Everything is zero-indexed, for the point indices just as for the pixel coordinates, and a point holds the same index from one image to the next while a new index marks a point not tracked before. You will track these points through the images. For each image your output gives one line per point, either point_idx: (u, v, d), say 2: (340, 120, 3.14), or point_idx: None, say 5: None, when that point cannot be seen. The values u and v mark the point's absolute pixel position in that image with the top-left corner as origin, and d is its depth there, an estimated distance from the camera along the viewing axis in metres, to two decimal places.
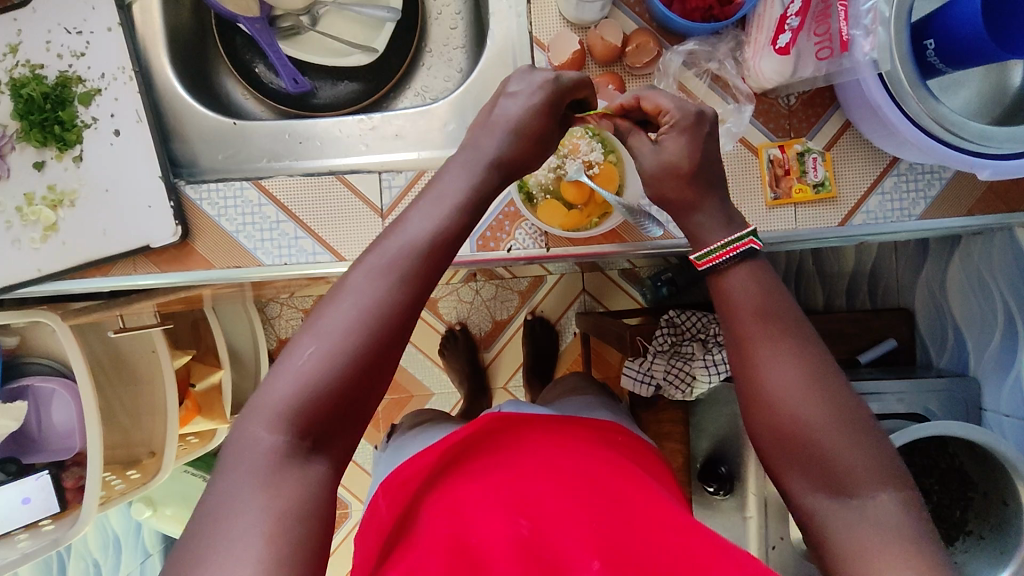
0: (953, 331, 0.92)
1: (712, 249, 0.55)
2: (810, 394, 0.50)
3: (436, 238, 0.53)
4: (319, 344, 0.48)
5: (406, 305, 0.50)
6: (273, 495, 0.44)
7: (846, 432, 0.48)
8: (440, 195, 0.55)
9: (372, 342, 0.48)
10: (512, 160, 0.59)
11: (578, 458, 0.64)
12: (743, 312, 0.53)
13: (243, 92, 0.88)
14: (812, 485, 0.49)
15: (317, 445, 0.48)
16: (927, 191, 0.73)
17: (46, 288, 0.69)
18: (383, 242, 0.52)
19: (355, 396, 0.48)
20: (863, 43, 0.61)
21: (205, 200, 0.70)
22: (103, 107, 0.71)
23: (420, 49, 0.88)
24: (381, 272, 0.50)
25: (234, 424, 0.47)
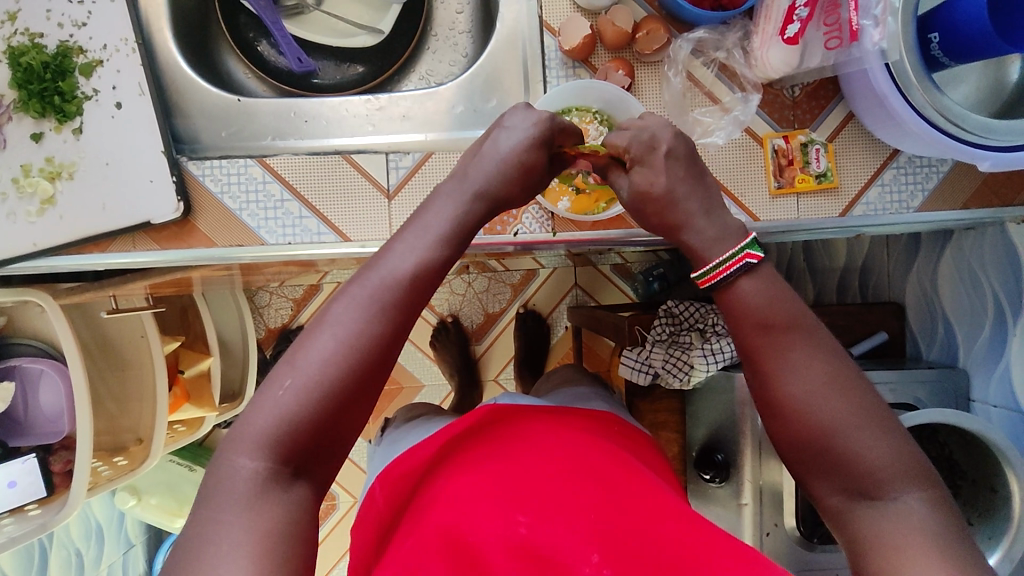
0: (942, 324, 0.94)
1: (705, 270, 0.55)
2: (830, 399, 0.49)
3: (420, 272, 0.51)
4: (296, 378, 0.46)
5: (387, 336, 0.49)
6: (257, 516, 0.43)
7: (870, 434, 0.48)
8: (425, 228, 0.54)
9: (350, 374, 0.47)
10: (498, 193, 0.59)
11: (577, 441, 0.62)
12: (754, 307, 0.53)
13: (245, 71, 0.86)
14: (835, 487, 0.49)
15: (299, 471, 0.46)
16: (925, 183, 0.75)
17: (42, 262, 0.68)
18: (364, 274, 0.51)
19: (338, 425, 0.47)
20: (872, 33, 0.63)
21: (209, 176, 0.69)
22: (105, 78, 0.69)
23: (425, 33, 0.88)
24: (362, 303, 0.49)
25: (215, 454, 0.46)
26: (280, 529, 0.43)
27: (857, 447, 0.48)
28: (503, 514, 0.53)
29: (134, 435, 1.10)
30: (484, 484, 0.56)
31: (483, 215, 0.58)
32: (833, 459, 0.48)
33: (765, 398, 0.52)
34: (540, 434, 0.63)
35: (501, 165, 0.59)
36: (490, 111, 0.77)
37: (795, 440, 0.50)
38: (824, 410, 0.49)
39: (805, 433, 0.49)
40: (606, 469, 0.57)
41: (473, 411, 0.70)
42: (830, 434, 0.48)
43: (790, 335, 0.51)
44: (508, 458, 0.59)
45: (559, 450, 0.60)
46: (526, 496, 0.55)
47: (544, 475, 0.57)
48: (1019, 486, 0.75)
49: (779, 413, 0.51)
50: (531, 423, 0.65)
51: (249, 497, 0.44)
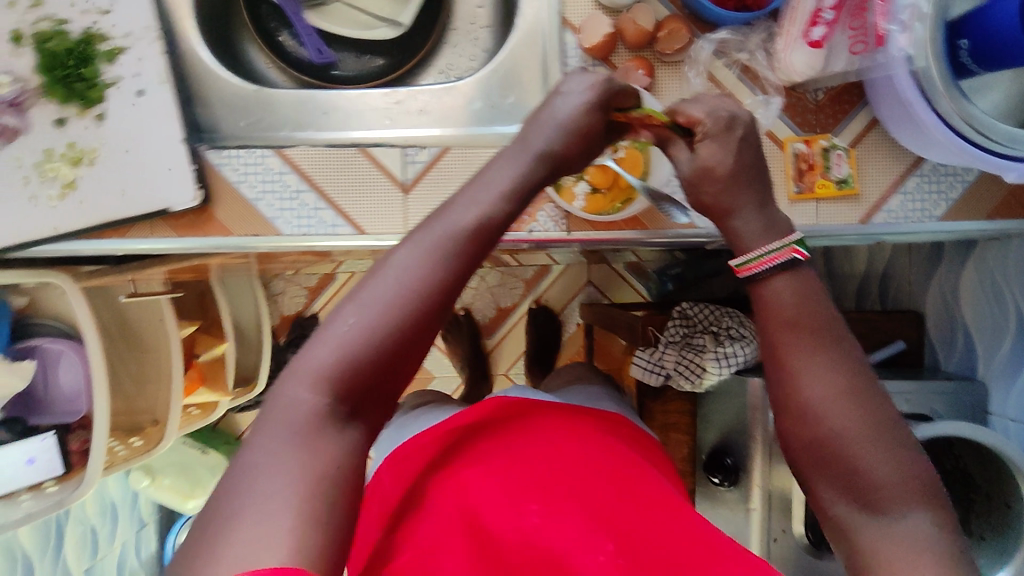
0: (962, 335, 0.92)
1: (748, 258, 0.54)
2: (847, 404, 0.49)
3: (482, 226, 0.50)
4: (361, 316, 0.45)
5: (449, 284, 0.48)
6: (311, 456, 0.42)
7: (883, 446, 0.47)
8: (486, 184, 0.53)
9: (413, 318, 0.46)
10: (558, 154, 0.56)
11: (586, 439, 0.62)
12: (776, 316, 0.52)
13: (265, 61, 0.87)
14: (842, 494, 0.48)
15: (354, 411, 0.45)
16: (948, 192, 0.73)
17: (62, 247, 0.69)
18: (430, 222, 0.49)
19: (396, 368, 0.46)
20: (898, 38, 0.60)
21: (227, 165, 0.69)
22: (127, 66, 0.70)
23: (445, 26, 0.88)
24: (427, 250, 0.48)
25: (274, 384, 0.45)
26: (332, 475, 0.42)
27: (866, 460, 0.47)
28: (512, 506, 0.53)
29: (150, 416, 1.13)
30: (496, 475, 0.56)
31: (543, 178, 0.55)
32: (845, 466, 0.48)
33: (782, 396, 0.52)
34: (552, 432, 0.62)
35: (563, 132, 0.56)
36: (508, 107, 0.77)
37: (808, 447, 0.50)
38: (839, 416, 0.48)
39: (817, 439, 0.49)
40: (614, 468, 0.57)
41: (482, 401, 0.70)
42: (844, 445, 0.48)
43: (810, 343, 0.51)
44: (519, 451, 0.59)
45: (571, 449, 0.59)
46: (538, 489, 0.54)
47: (552, 471, 0.57)
48: None
49: (795, 413, 0.50)
50: (542, 419, 0.65)
51: (305, 434, 0.42)
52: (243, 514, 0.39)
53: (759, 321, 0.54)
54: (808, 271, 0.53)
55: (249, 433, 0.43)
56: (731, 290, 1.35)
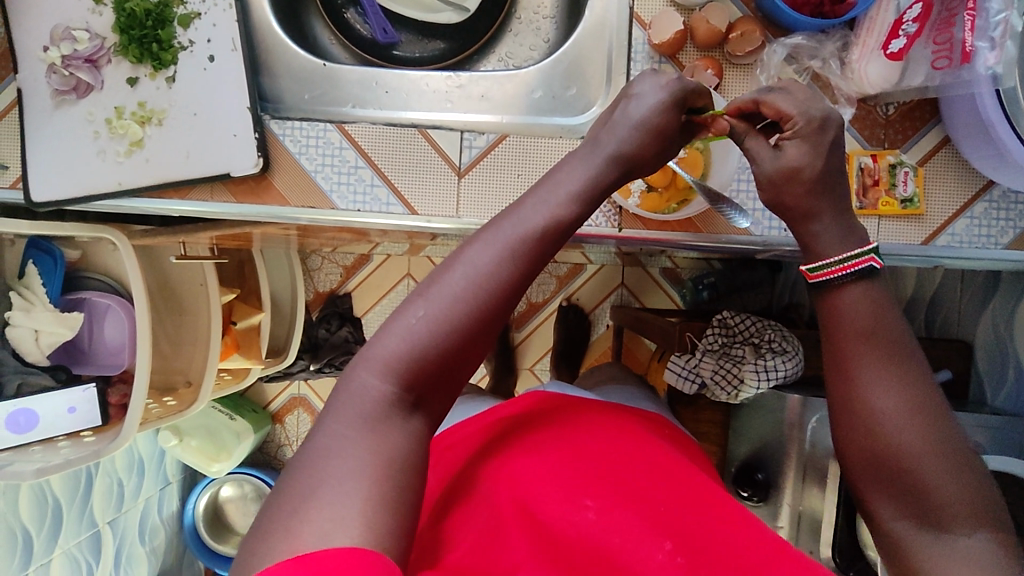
0: (1013, 369, 0.90)
1: (823, 264, 0.52)
2: (912, 422, 0.48)
3: (553, 224, 0.49)
4: (428, 309, 0.45)
5: (515, 281, 0.47)
6: (379, 441, 0.42)
7: (948, 464, 0.47)
8: (557, 181, 0.52)
9: (479, 314, 0.46)
10: (631, 156, 0.55)
11: (633, 437, 0.61)
12: (845, 327, 0.51)
13: (330, 37, 0.87)
14: (901, 511, 0.48)
15: (418, 402, 0.45)
16: (1018, 220, 0.71)
17: (123, 203, 0.70)
18: (501, 220, 0.49)
19: (460, 363, 0.46)
20: (987, 55, 0.58)
21: (288, 136, 0.70)
22: (201, 31, 0.71)
23: (509, 15, 0.87)
24: (496, 247, 0.48)
25: (344, 370, 0.46)
26: (400, 456, 0.43)
27: (931, 479, 0.47)
28: (567, 499, 0.53)
29: (184, 378, 1.14)
30: (546, 464, 0.56)
31: (615, 180, 0.55)
32: (908, 484, 0.47)
33: (843, 413, 0.50)
34: (598, 426, 0.62)
35: (636, 130, 0.55)
36: (569, 99, 0.76)
37: (868, 463, 0.49)
38: (905, 433, 0.47)
39: (880, 456, 0.48)
40: (662, 465, 0.57)
41: (524, 395, 0.70)
42: (908, 463, 0.47)
43: (880, 359, 0.49)
44: (569, 443, 0.59)
45: (617, 444, 0.59)
46: (588, 480, 0.54)
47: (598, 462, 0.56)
48: None
49: (857, 430, 0.49)
50: (587, 413, 0.65)
51: (373, 419, 0.43)
52: (310, 495, 0.39)
53: (823, 334, 0.52)
54: (877, 288, 0.52)
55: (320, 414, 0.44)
56: (765, 306, 1.36)
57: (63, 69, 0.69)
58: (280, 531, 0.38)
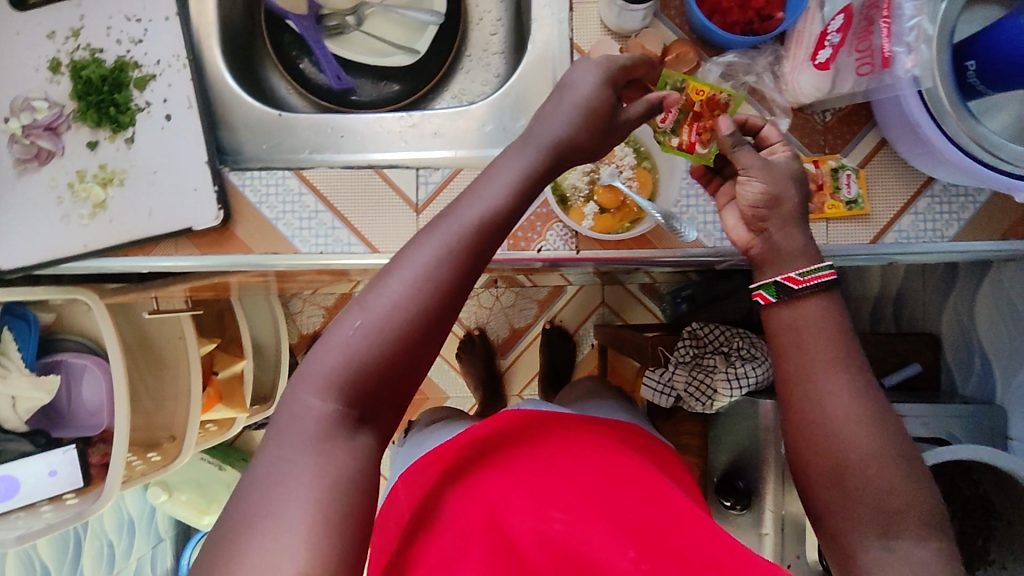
0: (979, 357, 0.93)
1: (810, 269, 0.55)
2: (866, 433, 0.51)
3: (486, 224, 0.51)
4: (365, 319, 0.46)
5: (452, 283, 0.49)
6: (326, 463, 0.43)
7: (901, 474, 0.50)
8: (493, 180, 0.54)
9: (417, 320, 0.47)
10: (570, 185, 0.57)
11: (601, 446, 0.62)
12: (813, 342, 0.54)
13: (287, 87, 0.90)
14: (860, 522, 0.49)
15: (363, 416, 0.46)
16: (960, 213, 0.74)
17: (90, 264, 0.72)
18: (435, 224, 0.51)
19: (404, 373, 0.48)
20: (905, 60, 0.61)
21: (248, 186, 0.72)
22: (157, 92, 0.73)
23: (460, 52, 0.91)
24: (430, 251, 0.49)
25: (286, 390, 0.47)
26: (346, 478, 0.43)
27: (885, 486, 0.49)
28: (536, 510, 0.53)
29: (167, 432, 1.15)
30: (517, 484, 0.56)
31: (548, 170, 0.57)
32: (866, 493, 0.49)
33: (802, 429, 0.53)
34: (570, 442, 0.62)
35: None
36: (518, 130, 0.79)
37: (827, 474, 0.51)
38: (861, 444, 0.50)
39: (838, 466, 0.51)
40: (631, 478, 0.57)
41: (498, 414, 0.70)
42: (864, 474, 0.50)
43: (835, 371, 0.53)
44: (540, 461, 0.59)
45: (588, 459, 0.59)
46: (560, 496, 0.55)
47: (570, 479, 0.57)
48: None
49: (818, 443, 0.52)
50: (559, 429, 0.65)
51: (318, 440, 0.44)
52: (259, 522, 0.40)
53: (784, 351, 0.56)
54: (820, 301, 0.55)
55: (266, 435, 0.45)
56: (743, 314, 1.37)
57: (25, 138, 0.71)
58: (236, 563, 0.39)
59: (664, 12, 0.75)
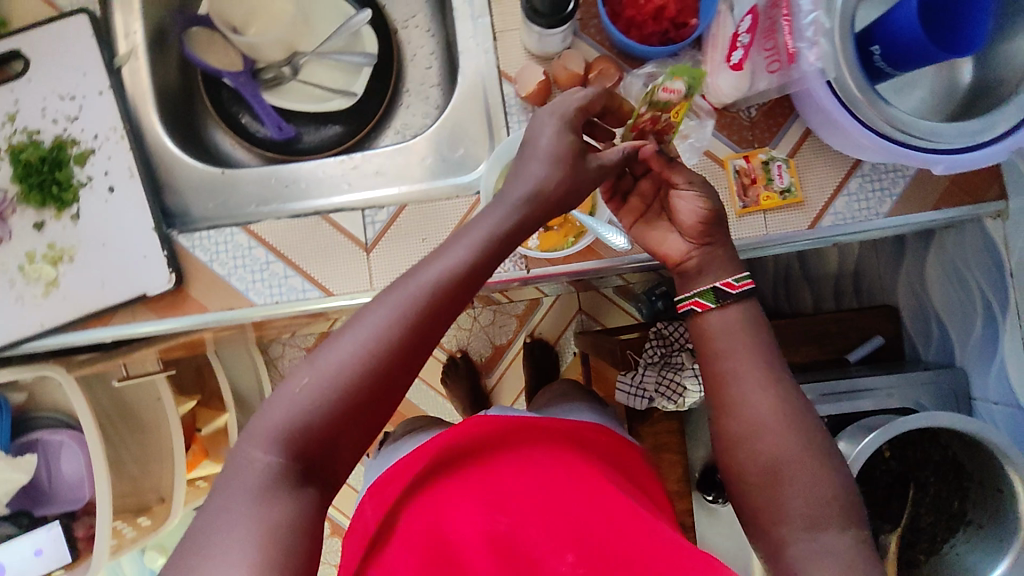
0: (935, 323, 0.95)
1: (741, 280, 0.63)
2: (792, 435, 0.57)
3: (447, 286, 0.52)
4: (314, 379, 0.48)
5: (408, 345, 0.50)
6: (265, 511, 0.44)
7: (823, 470, 0.56)
8: (461, 239, 0.55)
9: (369, 382, 0.49)
10: (513, 226, 0.57)
11: (547, 447, 0.64)
12: (746, 350, 0.60)
13: (231, 142, 0.91)
14: (792, 513, 0.54)
15: (308, 471, 0.48)
16: (891, 189, 0.76)
17: (48, 342, 0.73)
18: (399, 283, 0.52)
19: (352, 428, 0.49)
20: (808, 54, 0.64)
21: (198, 247, 0.73)
22: (97, 165, 0.75)
23: (397, 90, 0.93)
24: (391, 313, 0.50)
25: (236, 441, 0.48)
26: (286, 524, 0.44)
27: (812, 482, 0.55)
28: (484, 514, 0.56)
29: (157, 494, 1.15)
30: (471, 496, 0.58)
31: (523, 227, 0.58)
32: (797, 488, 0.55)
33: (739, 433, 0.58)
34: (531, 450, 0.63)
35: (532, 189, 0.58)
36: (458, 159, 0.81)
37: (761, 471, 0.56)
38: (789, 444, 0.56)
39: (771, 462, 0.56)
40: (584, 483, 0.58)
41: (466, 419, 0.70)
42: (797, 472, 0.55)
43: (765, 379, 0.59)
44: (496, 471, 0.60)
45: (546, 466, 0.61)
46: (512, 501, 0.57)
47: (524, 487, 0.58)
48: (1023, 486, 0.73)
49: (753, 442, 0.57)
50: (522, 432, 0.66)
51: (258, 489, 0.45)
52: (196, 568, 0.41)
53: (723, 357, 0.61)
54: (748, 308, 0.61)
55: (213, 485, 0.46)
56: None
57: None
58: None
59: (583, 31, 0.78)
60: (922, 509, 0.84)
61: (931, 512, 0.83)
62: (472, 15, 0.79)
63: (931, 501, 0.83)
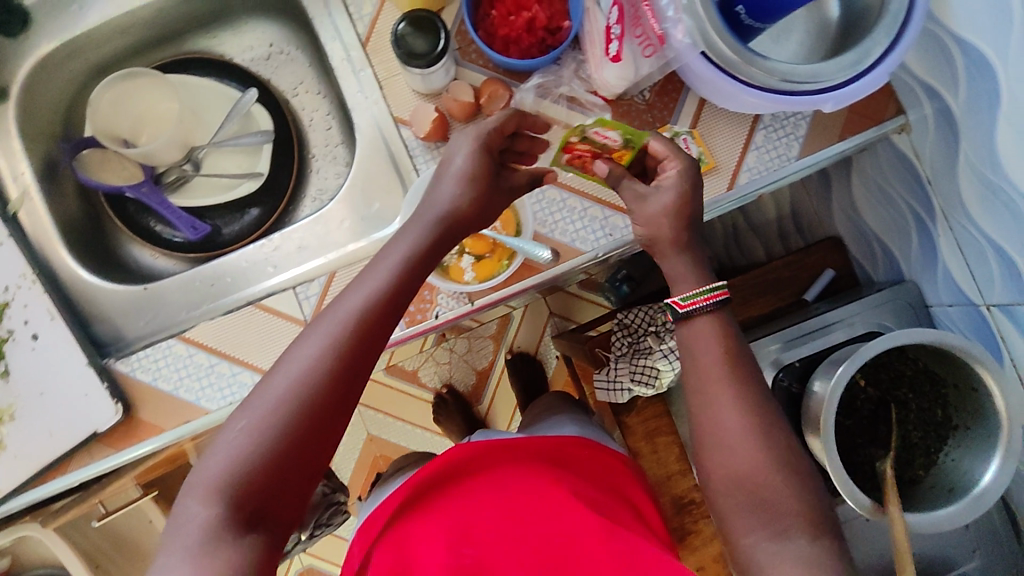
0: (878, 245, 0.98)
1: (692, 294, 0.61)
2: (752, 444, 0.57)
3: (371, 311, 0.54)
4: (249, 421, 0.49)
5: (340, 372, 0.51)
6: (209, 567, 0.45)
7: (790, 476, 0.56)
8: (381, 267, 0.57)
9: (302, 415, 0.50)
10: (427, 248, 0.59)
11: (517, 468, 0.71)
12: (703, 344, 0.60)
13: (151, 253, 0.89)
14: (757, 524, 0.55)
15: (253, 518, 0.48)
16: (796, 132, 0.78)
17: (8, 506, 0.71)
18: (325, 316, 0.54)
19: (294, 466, 0.49)
20: (676, 32, 0.68)
21: (138, 369, 0.71)
22: (16, 316, 0.74)
23: (304, 157, 0.91)
24: (319, 344, 0.52)
25: (177, 500, 0.49)
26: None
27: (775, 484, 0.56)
28: (448, 545, 0.62)
29: None
30: (441, 529, 0.64)
31: (437, 243, 0.60)
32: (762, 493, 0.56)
33: (712, 438, 0.59)
34: (500, 477, 0.69)
35: (432, 225, 0.60)
36: (376, 213, 0.80)
37: (731, 479, 0.57)
38: (750, 455, 0.57)
39: (737, 471, 0.57)
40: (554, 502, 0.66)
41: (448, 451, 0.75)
42: (760, 479, 0.56)
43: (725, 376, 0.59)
44: (467, 503, 0.67)
45: (514, 492, 0.67)
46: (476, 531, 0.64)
47: (495, 514, 0.66)
48: (995, 383, 0.74)
49: (722, 452, 0.58)
50: (493, 460, 0.72)
51: (201, 546, 0.46)
52: None
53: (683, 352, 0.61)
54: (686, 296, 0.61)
55: (159, 548, 0.47)
56: None
57: None
58: None
59: (466, 58, 0.78)
60: (909, 425, 0.85)
61: (917, 425, 0.85)
62: (353, 70, 0.79)
63: (915, 416, 0.85)
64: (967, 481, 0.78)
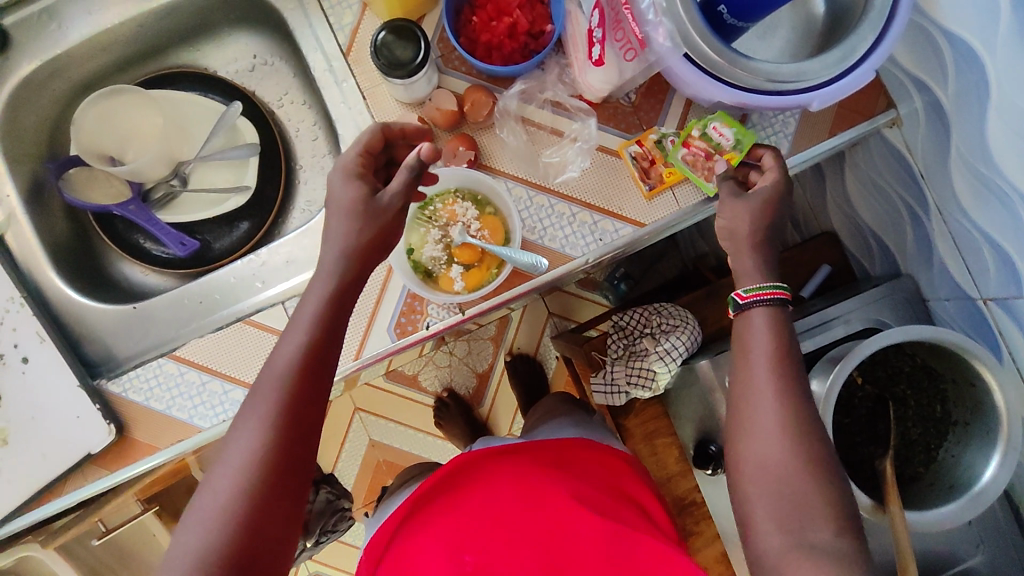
0: (873, 238, 0.97)
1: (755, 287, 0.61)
2: (785, 441, 0.56)
3: (298, 371, 0.55)
4: (208, 514, 0.51)
5: (281, 443, 0.53)
6: None
7: (818, 477, 0.55)
8: (297, 324, 0.58)
9: (254, 495, 0.51)
10: (343, 289, 0.59)
11: (513, 476, 0.71)
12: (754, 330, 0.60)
13: (142, 270, 0.89)
14: (777, 522, 0.54)
15: None
16: (785, 129, 0.77)
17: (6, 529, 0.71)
18: (256, 390, 0.55)
19: (258, 544, 0.50)
20: (656, 36, 0.67)
21: (130, 389, 0.71)
22: (5, 339, 0.74)
23: (291, 168, 0.91)
24: (257, 422, 0.53)
25: None
26: None
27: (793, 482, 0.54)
28: (450, 556, 0.65)
29: None
30: (445, 539, 0.67)
31: (351, 282, 0.59)
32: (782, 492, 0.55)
33: (744, 429, 0.58)
34: (495, 488, 0.70)
35: (344, 255, 0.59)
36: None
37: (757, 471, 0.56)
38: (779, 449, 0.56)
39: (767, 465, 0.56)
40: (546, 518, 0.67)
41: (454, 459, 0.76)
42: (786, 474, 0.55)
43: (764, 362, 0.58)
44: (467, 511, 0.69)
45: (513, 501, 0.69)
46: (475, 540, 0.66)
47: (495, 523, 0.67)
48: (993, 379, 0.74)
49: (756, 445, 0.57)
50: (491, 469, 0.73)
51: None
52: None
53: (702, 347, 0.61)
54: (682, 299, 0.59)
55: None
56: (681, 267, 1.38)
57: None
58: None
59: (449, 66, 0.77)
60: (908, 422, 0.84)
61: (918, 421, 0.84)
62: (335, 80, 0.78)
63: (914, 412, 0.84)
64: (966, 479, 0.77)
